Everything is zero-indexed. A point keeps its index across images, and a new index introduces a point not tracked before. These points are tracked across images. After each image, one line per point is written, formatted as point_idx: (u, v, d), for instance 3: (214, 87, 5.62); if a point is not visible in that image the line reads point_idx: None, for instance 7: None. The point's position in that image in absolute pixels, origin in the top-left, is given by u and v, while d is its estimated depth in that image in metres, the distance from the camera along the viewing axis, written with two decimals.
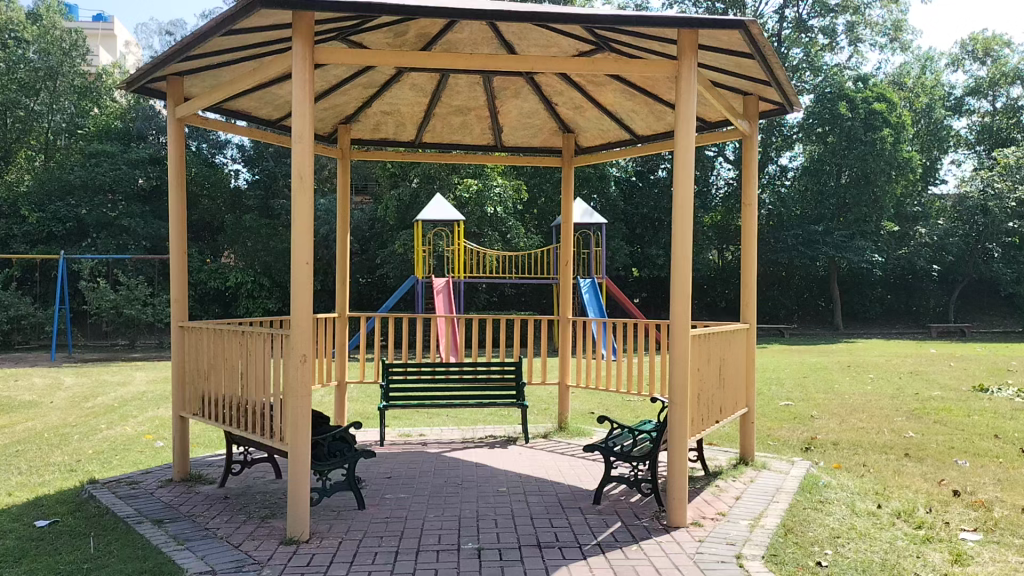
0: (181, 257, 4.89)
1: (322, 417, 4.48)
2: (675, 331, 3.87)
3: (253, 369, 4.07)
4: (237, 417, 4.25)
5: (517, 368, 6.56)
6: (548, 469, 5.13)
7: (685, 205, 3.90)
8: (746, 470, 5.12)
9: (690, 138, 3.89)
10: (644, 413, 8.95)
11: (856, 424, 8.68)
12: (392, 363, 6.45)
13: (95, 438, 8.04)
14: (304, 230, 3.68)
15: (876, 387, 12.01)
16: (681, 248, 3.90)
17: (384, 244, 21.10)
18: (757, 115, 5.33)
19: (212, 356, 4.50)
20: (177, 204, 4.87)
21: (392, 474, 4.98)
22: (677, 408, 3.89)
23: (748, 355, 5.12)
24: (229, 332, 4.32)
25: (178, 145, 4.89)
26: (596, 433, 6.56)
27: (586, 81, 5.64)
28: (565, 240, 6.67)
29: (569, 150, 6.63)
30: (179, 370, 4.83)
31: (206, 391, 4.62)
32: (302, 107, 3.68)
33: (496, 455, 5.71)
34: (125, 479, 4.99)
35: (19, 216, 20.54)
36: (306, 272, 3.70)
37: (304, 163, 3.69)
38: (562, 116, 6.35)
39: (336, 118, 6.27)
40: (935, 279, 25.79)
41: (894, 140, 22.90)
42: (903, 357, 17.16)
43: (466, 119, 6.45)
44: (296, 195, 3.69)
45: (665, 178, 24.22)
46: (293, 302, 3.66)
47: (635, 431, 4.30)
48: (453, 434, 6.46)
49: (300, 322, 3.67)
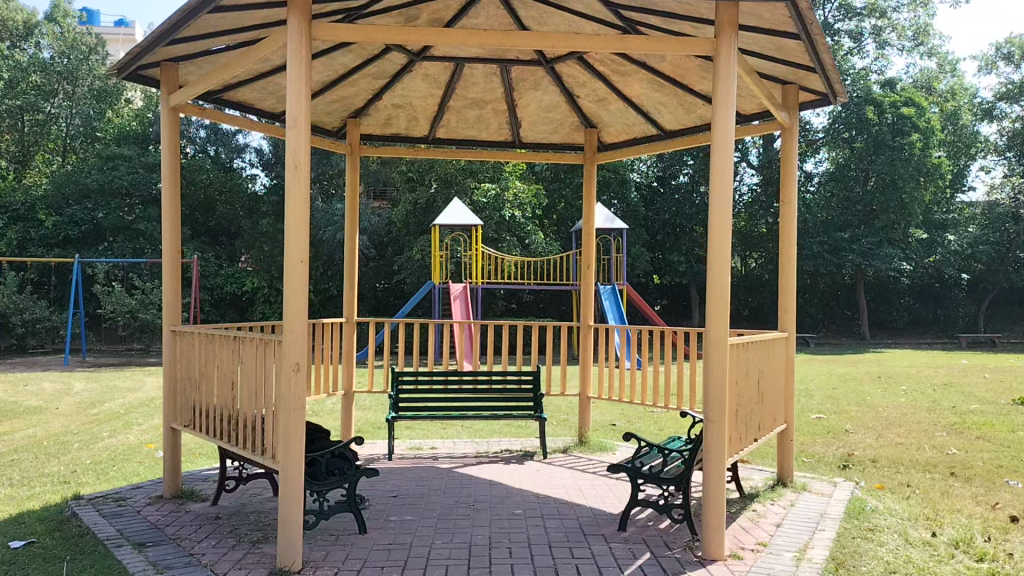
0: (174, 256, 4.54)
1: (321, 431, 4.09)
2: (711, 339, 3.46)
3: (244, 379, 3.70)
4: (228, 430, 3.88)
5: (535, 378, 6.12)
6: (568, 489, 4.72)
7: (724, 200, 3.49)
8: (784, 493, 4.70)
9: (730, 124, 3.48)
10: (669, 425, 8.54)
11: (894, 439, 8.20)
12: (401, 373, 6.09)
13: (96, 447, 7.71)
14: (300, 226, 3.31)
15: (910, 400, 11.50)
16: (719, 247, 3.48)
17: (401, 249, 20.77)
18: (798, 106, 4.91)
19: (203, 362, 4.14)
20: (171, 198, 4.53)
21: (400, 494, 4.59)
22: (715, 424, 3.46)
23: (788, 364, 4.69)
24: (220, 337, 3.95)
25: (172, 136, 4.54)
26: (620, 448, 6.12)
27: (610, 69, 5.28)
28: (587, 241, 6.27)
29: (592, 146, 6.22)
30: (171, 374, 4.49)
31: (196, 401, 4.26)
32: (298, 89, 3.31)
33: (513, 471, 5.30)
34: (113, 495, 4.63)
35: (35, 221, 20.33)
36: (302, 271, 3.32)
37: (300, 150, 3.31)
38: (583, 110, 5.97)
39: (345, 112, 5.92)
40: (965, 287, 25.20)
41: (923, 146, 22.32)
42: (934, 368, 16.58)
43: (483, 113, 6.07)
44: (290, 187, 3.32)
45: (687, 182, 23.68)
46: (287, 304, 3.30)
47: (666, 450, 3.89)
48: (466, 448, 6.07)
49: (293, 328, 3.30)
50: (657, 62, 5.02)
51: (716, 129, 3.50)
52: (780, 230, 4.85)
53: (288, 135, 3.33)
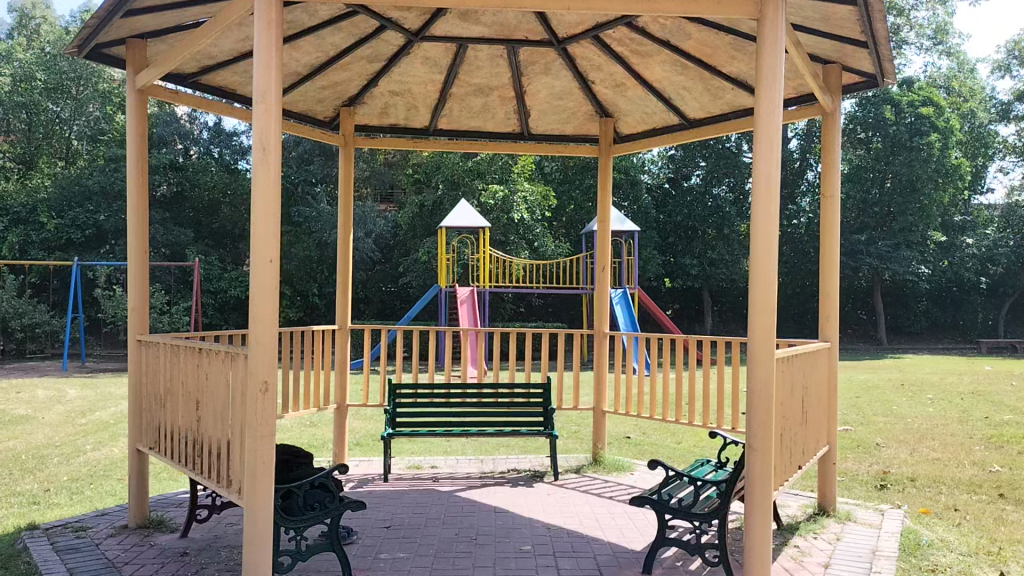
0: (140, 256, 4.05)
1: (300, 455, 3.58)
2: (754, 356, 2.94)
3: (209, 397, 3.19)
4: (193, 457, 3.37)
5: (545, 391, 5.56)
6: (582, 519, 4.18)
7: (770, 190, 2.95)
8: (828, 524, 4.17)
9: (778, 101, 2.95)
10: (687, 438, 8.01)
11: (931, 455, 7.63)
12: (399, 386, 5.52)
13: (76, 462, 7.22)
14: (269, 218, 2.81)
15: (938, 410, 10.92)
16: (763, 245, 2.95)
17: (407, 252, 20.19)
18: (840, 89, 4.40)
19: (168, 379, 3.64)
20: (137, 191, 4.04)
21: (393, 524, 4.07)
22: (760, 456, 2.94)
23: (830, 378, 4.17)
24: (184, 350, 3.45)
25: (138, 121, 4.06)
26: (639, 468, 5.58)
27: (630, 51, 4.77)
28: (601, 241, 5.74)
29: (606, 138, 5.70)
30: (136, 391, 4.01)
31: (161, 422, 3.76)
32: (268, 58, 2.82)
33: (521, 496, 4.76)
34: (73, 524, 4.13)
35: (37, 223, 19.92)
36: (271, 273, 2.80)
37: (269, 130, 2.81)
38: (598, 96, 5.44)
39: (338, 99, 5.40)
40: (983, 292, 24.43)
41: (942, 146, 21.68)
42: (958, 375, 15.96)
43: (488, 101, 5.53)
44: (258, 173, 2.81)
45: (700, 184, 23.05)
46: (252, 312, 2.79)
47: (698, 481, 3.36)
48: (469, 468, 5.52)
49: (261, 339, 2.79)
50: (682, 40, 4.50)
51: (761, 102, 2.97)
52: (821, 227, 4.33)
53: (255, 112, 2.82)
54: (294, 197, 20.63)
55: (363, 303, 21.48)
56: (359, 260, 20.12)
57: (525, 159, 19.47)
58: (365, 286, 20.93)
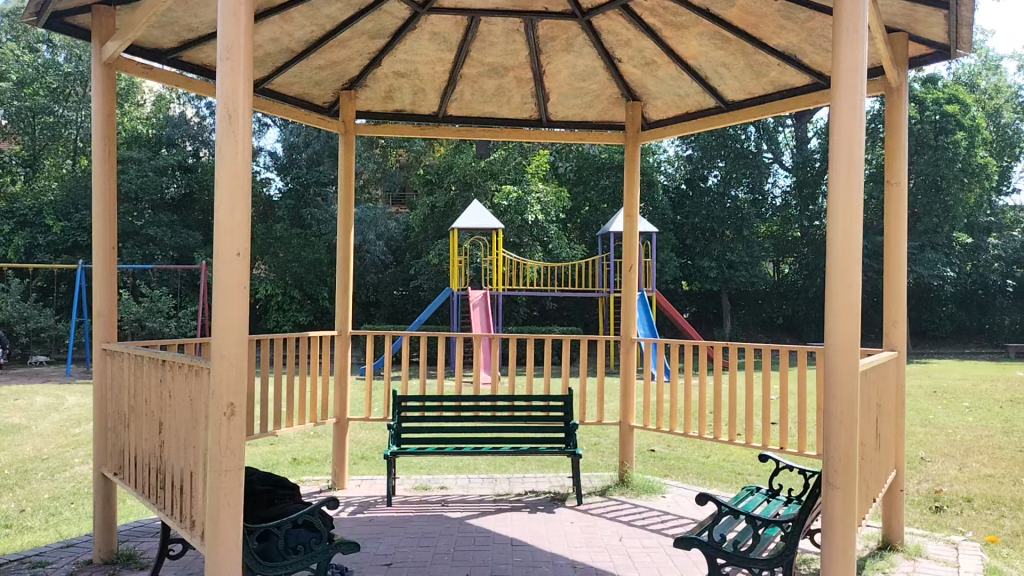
0: (108, 253, 3.58)
1: (286, 486, 3.06)
2: (833, 372, 2.40)
3: (172, 417, 2.68)
4: (156, 488, 2.87)
5: (567, 405, 5.00)
6: (612, 555, 3.69)
7: (853, 172, 2.40)
8: (896, 561, 3.62)
9: (861, 60, 2.41)
10: (716, 451, 7.44)
11: (983, 471, 7.00)
12: (405, 397, 4.97)
13: (61, 477, 6.72)
14: (236, 199, 2.29)
15: (978, 419, 10.26)
16: (843, 238, 2.41)
17: (419, 254, 19.68)
18: (906, 62, 3.85)
19: (132, 395, 3.13)
20: (103, 179, 3.56)
21: (395, 561, 3.56)
22: (841, 495, 2.40)
23: (898, 391, 3.62)
24: (147, 361, 2.93)
25: (105, 99, 3.58)
26: (671, 490, 5.04)
27: (663, 22, 4.23)
28: (629, 238, 5.19)
29: (635, 124, 5.16)
30: (100, 407, 3.52)
31: (124, 443, 3.25)
32: (235, 5, 2.30)
33: (541, 524, 4.22)
34: (30, 558, 3.62)
35: (42, 225, 19.45)
36: (240, 268, 2.28)
37: (237, 95, 2.29)
38: (625, 76, 4.89)
39: (338, 80, 4.87)
40: (1010, 295, 23.64)
41: (968, 144, 21.05)
42: (991, 381, 15.25)
43: (503, 83, 5.00)
44: (223, 146, 2.28)
45: (718, 185, 22.31)
46: (217, 317, 2.27)
47: (755, 521, 2.83)
48: (482, 489, 4.99)
49: (224, 349, 2.27)
50: (723, 8, 3.95)
51: (840, 66, 2.43)
52: (889, 219, 3.78)
53: (220, 71, 2.30)
54: (305, 198, 20.19)
55: (374, 306, 21.02)
56: (369, 263, 19.57)
57: (538, 159, 18.93)
58: (376, 290, 20.46)
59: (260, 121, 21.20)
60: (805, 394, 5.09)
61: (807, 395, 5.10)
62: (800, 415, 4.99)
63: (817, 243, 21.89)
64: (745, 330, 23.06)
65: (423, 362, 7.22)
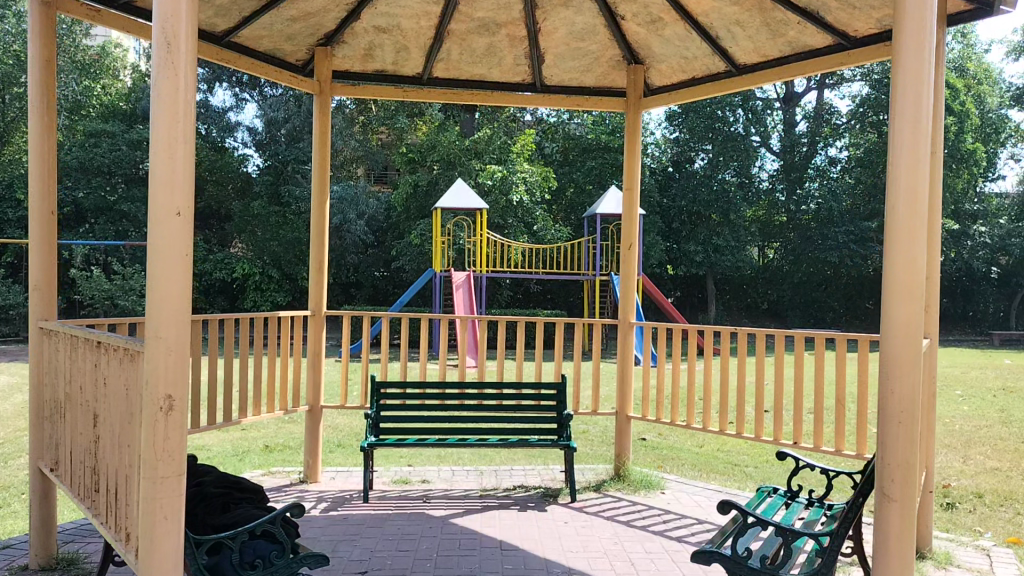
0: (46, 220, 3.14)
1: (247, 490, 2.65)
2: (891, 360, 2.04)
3: (107, 407, 2.28)
4: (91, 492, 2.45)
5: (560, 394, 4.59)
6: (612, 563, 3.32)
7: (919, 121, 2.03)
8: (927, 570, 3.27)
9: None
10: (712, 443, 7.09)
11: (988, 464, 6.69)
12: (384, 384, 4.55)
13: (14, 465, 6.25)
14: (175, 143, 1.88)
15: (974, 409, 9.97)
16: (907, 205, 2.03)
17: (401, 234, 19.23)
18: (945, 16, 3.46)
19: (67, 383, 2.71)
20: (39, 136, 3.12)
21: (372, 569, 3.18)
22: (899, 505, 2.04)
23: (931, 380, 3.26)
24: (83, 344, 2.52)
25: (44, 41, 3.14)
26: (670, 486, 4.68)
27: None
28: (630, 214, 4.79)
29: (637, 89, 4.78)
30: (37, 396, 3.11)
31: (60, 438, 2.84)
32: None
33: (531, 524, 3.84)
34: None
35: (14, 200, 18.87)
36: (181, 230, 1.89)
37: (177, 19, 1.88)
38: (627, 35, 4.50)
39: (313, 35, 4.43)
40: (995, 282, 23.45)
41: (957, 130, 20.85)
42: (978, 368, 15.01)
43: (495, 41, 4.57)
44: (161, 80, 1.87)
45: (705, 168, 21.69)
46: (153, 286, 1.87)
47: (788, 533, 2.46)
48: (468, 484, 4.59)
49: (162, 330, 1.87)
50: None
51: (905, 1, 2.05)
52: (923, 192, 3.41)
53: None
54: (284, 175, 19.67)
55: (354, 287, 20.64)
56: (349, 243, 19.07)
57: (524, 139, 18.41)
58: (357, 271, 19.95)
59: (236, 94, 20.40)
60: (782, 380, 4.60)
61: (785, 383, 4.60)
62: (777, 405, 4.51)
63: (804, 229, 21.63)
64: (730, 315, 22.82)
65: (405, 344, 6.74)
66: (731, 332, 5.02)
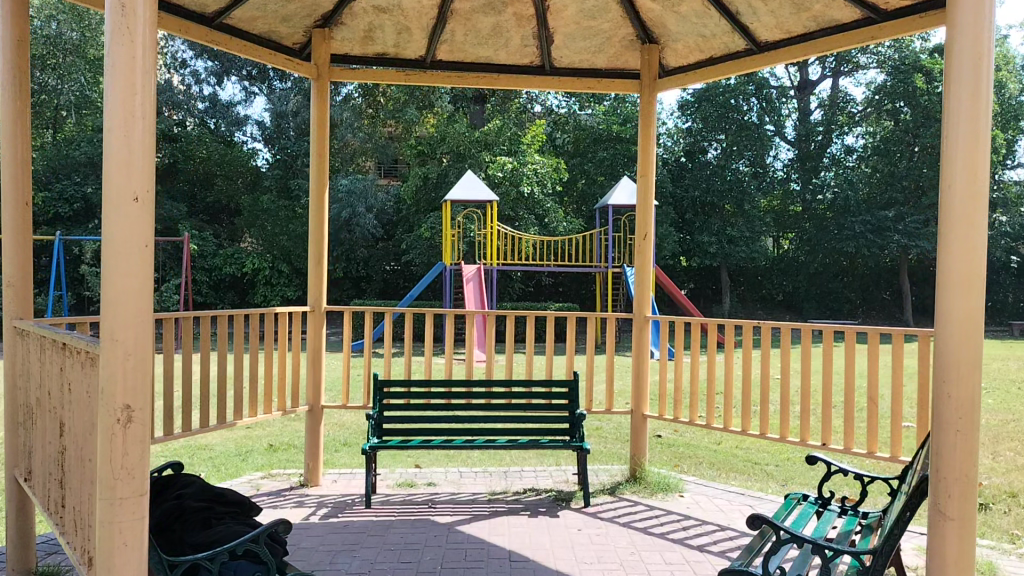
0: (19, 210, 2.91)
1: (232, 505, 2.44)
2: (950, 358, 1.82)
3: (72, 415, 2.07)
4: (57, 506, 2.25)
5: (572, 392, 4.36)
6: None
7: (978, 90, 1.80)
8: None
9: None
10: (729, 440, 6.83)
11: (1019, 461, 6.41)
12: (388, 383, 4.34)
13: None
14: (131, 120, 1.66)
15: (1000, 402, 9.68)
16: (966, 185, 1.82)
17: (412, 228, 19.03)
18: None
19: (37, 388, 2.50)
20: (12, 121, 2.89)
21: None
22: (960, 525, 1.81)
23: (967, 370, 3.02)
24: (50, 346, 2.30)
25: (16, 20, 2.90)
26: (689, 488, 4.44)
27: None
28: (645, 202, 4.55)
29: (651, 71, 4.54)
30: (11, 402, 2.91)
31: (32, 446, 2.63)
32: None
33: (542, 531, 3.61)
34: None
35: None
36: (140, 221, 1.68)
37: None
38: (641, 12, 4.26)
39: (309, 16, 4.20)
40: (1015, 271, 22.97)
41: None
42: (1000, 360, 14.64)
43: (501, 21, 4.34)
44: (116, 50, 1.65)
45: (718, 158, 21.46)
46: (109, 282, 1.66)
47: (827, 554, 2.21)
48: (474, 489, 4.35)
49: (118, 332, 1.68)
50: None
51: None
52: None
53: None
54: (294, 170, 19.61)
55: (363, 281, 20.39)
56: (359, 237, 18.87)
57: (535, 129, 18.09)
58: (367, 265, 19.74)
59: (246, 88, 20.25)
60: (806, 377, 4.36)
61: (811, 378, 4.28)
62: (803, 404, 4.25)
63: (820, 219, 21.17)
64: (745, 307, 22.48)
65: (410, 340, 6.50)
66: (752, 326, 4.76)
